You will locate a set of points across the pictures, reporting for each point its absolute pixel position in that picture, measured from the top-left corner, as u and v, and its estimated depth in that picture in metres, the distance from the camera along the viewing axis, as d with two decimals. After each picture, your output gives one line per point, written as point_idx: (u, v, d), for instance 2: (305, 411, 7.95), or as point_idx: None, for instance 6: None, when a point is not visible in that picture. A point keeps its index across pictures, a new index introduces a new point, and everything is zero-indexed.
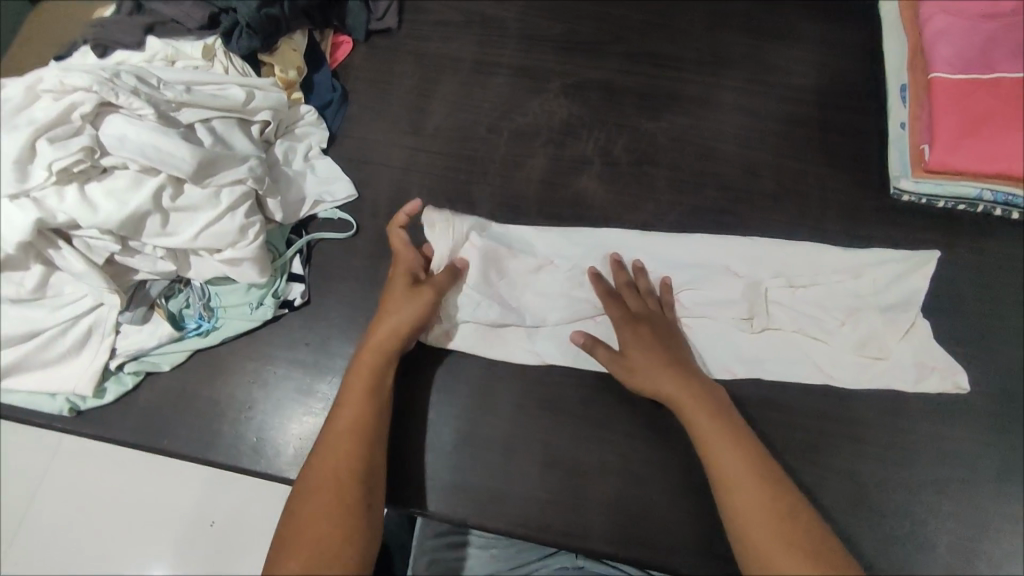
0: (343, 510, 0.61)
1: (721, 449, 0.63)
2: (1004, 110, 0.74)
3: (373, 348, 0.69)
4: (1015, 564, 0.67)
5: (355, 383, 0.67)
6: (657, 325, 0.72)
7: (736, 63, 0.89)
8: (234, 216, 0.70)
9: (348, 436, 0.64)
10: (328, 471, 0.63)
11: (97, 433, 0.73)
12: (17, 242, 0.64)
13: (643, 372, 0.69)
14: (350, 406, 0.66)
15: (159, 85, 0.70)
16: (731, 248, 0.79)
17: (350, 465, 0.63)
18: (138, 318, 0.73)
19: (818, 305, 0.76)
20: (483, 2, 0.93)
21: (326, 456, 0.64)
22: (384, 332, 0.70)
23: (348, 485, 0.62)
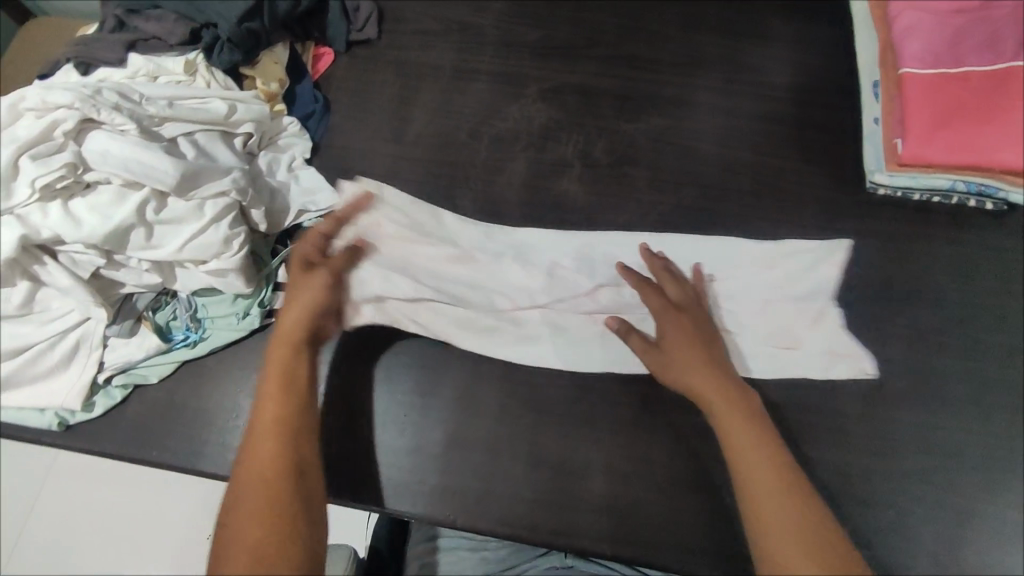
0: (277, 508, 0.60)
1: (745, 449, 0.63)
2: (973, 102, 0.76)
3: (281, 339, 0.69)
4: (999, 549, 0.68)
5: (272, 379, 0.67)
6: (695, 318, 0.73)
7: (710, 64, 0.90)
8: (218, 228, 0.70)
9: (272, 435, 0.63)
10: (256, 472, 0.62)
11: (87, 447, 0.73)
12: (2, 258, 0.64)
13: (673, 360, 0.70)
14: (269, 403, 0.65)
15: (141, 100, 0.72)
16: (710, 246, 0.80)
17: (276, 464, 0.62)
18: (126, 331, 0.74)
19: (737, 297, 0.77)
20: (461, 10, 0.94)
21: (252, 457, 0.63)
22: (286, 320, 0.70)
23: (278, 484, 0.61)
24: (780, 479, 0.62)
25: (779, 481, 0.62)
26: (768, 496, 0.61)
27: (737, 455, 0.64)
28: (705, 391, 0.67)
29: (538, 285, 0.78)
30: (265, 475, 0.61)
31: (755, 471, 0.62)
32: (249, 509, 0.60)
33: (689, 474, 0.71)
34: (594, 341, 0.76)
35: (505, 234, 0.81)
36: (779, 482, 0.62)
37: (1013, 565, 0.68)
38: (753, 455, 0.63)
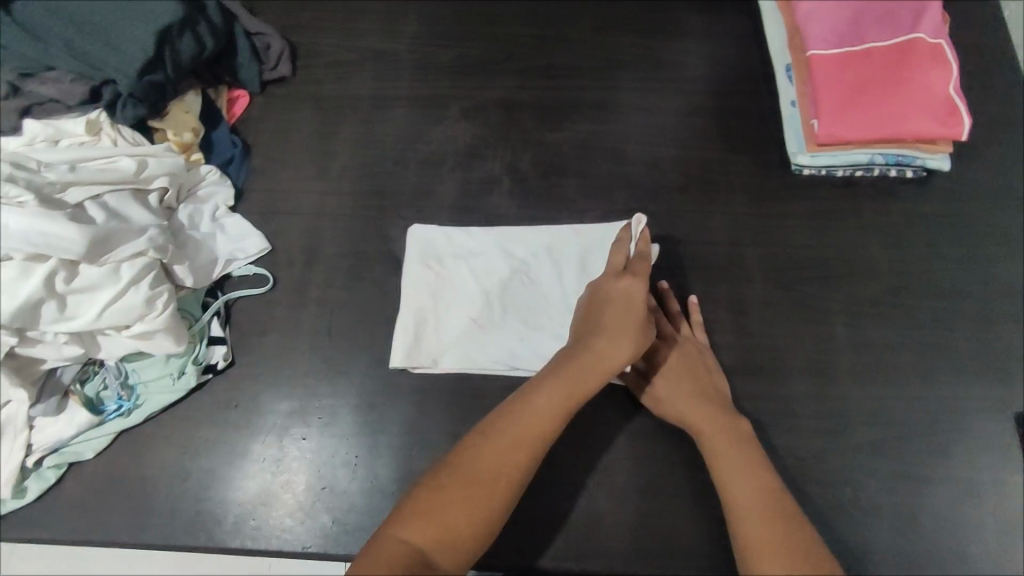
0: (489, 522, 0.56)
1: (733, 476, 0.61)
2: (879, 78, 0.77)
3: (586, 367, 0.62)
4: (955, 512, 0.69)
5: (559, 388, 0.61)
6: (686, 349, 0.71)
7: (628, 64, 0.91)
8: (138, 289, 0.68)
9: (532, 442, 0.59)
10: (499, 472, 0.57)
11: (25, 535, 0.69)
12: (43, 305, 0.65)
13: (666, 397, 0.69)
14: (547, 406, 0.60)
15: (40, 167, 0.69)
16: (492, 235, 0.80)
17: (513, 474, 0.57)
18: (53, 408, 0.70)
19: (506, 285, 0.78)
20: (375, 38, 0.93)
21: (497, 442, 0.58)
22: (602, 355, 0.63)
23: (503, 492, 0.57)
24: (763, 486, 0.59)
25: (762, 489, 0.59)
26: (750, 503, 0.58)
27: (720, 467, 0.62)
28: (688, 410, 0.67)
29: (469, 298, 0.77)
30: (495, 469, 0.57)
31: (737, 480, 0.60)
32: (465, 488, 0.56)
33: (648, 478, 0.70)
34: (519, 345, 0.75)
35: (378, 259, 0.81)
36: (762, 489, 0.59)
37: (971, 526, 0.68)
38: (734, 462, 0.62)
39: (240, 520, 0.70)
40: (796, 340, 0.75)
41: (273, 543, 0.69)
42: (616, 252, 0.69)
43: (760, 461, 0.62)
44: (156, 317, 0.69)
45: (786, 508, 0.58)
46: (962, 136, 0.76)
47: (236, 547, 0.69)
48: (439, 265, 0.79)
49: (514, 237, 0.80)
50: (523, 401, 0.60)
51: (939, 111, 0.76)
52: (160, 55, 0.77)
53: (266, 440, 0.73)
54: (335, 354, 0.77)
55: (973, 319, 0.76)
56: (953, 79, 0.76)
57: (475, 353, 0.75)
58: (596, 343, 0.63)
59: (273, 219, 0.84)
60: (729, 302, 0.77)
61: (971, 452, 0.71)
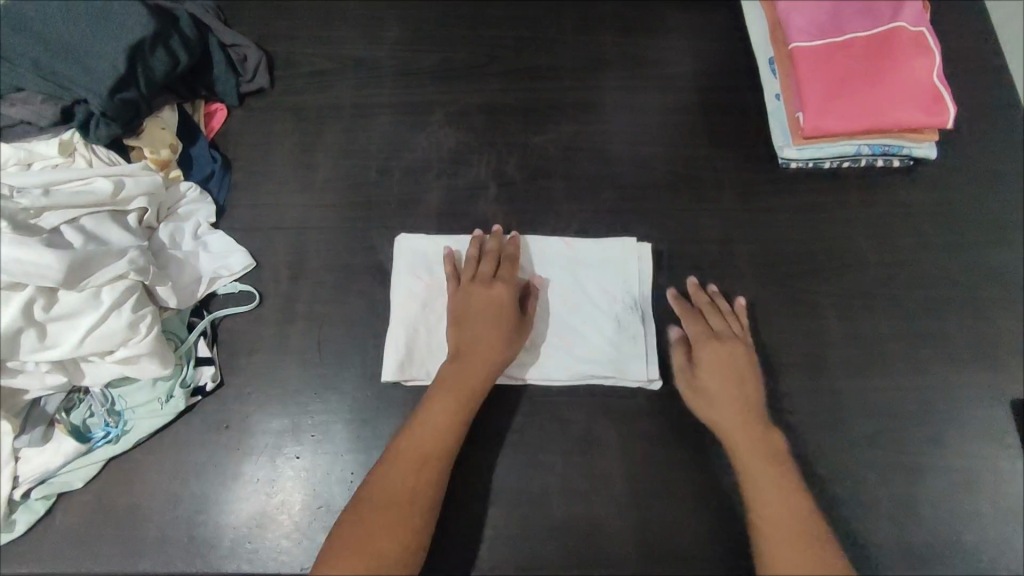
0: (409, 538, 0.59)
1: (766, 493, 0.62)
2: (862, 68, 0.77)
3: (468, 370, 0.68)
4: (955, 502, 0.69)
5: (447, 399, 0.66)
6: (734, 347, 0.71)
7: (611, 62, 0.90)
8: (120, 313, 0.67)
9: (432, 454, 0.63)
10: (408, 487, 0.62)
11: (15, 570, 0.68)
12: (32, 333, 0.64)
13: (710, 388, 0.69)
14: (439, 418, 0.65)
15: (12, 193, 0.66)
16: None
17: (421, 487, 0.62)
18: (39, 438, 0.68)
19: None
20: (354, 45, 0.92)
21: (401, 462, 0.63)
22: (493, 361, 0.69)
23: (415, 505, 0.61)
24: (792, 505, 0.61)
25: (790, 508, 0.61)
26: (778, 522, 0.61)
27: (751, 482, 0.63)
28: (723, 417, 0.67)
29: None
30: (408, 489, 0.61)
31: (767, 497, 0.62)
32: (382, 512, 0.60)
33: (646, 481, 0.70)
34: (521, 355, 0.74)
35: (365, 271, 0.80)
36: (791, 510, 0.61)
37: (970, 516, 0.68)
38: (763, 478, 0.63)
39: (235, 544, 0.69)
40: (790, 336, 0.75)
41: (270, 566, 0.68)
42: (484, 258, 0.75)
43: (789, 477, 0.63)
44: (140, 341, 0.68)
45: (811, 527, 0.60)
46: (946, 124, 0.75)
47: (232, 571, 0.68)
48: (428, 274, 0.78)
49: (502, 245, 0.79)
50: (418, 419, 0.66)
51: (924, 99, 0.75)
52: (132, 70, 0.75)
53: (259, 460, 0.72)
54: (326, 370, 0.75)
55: (965, 307, 0.76)
56: (935, 67, 0.76)
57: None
58: (484, 346, 0.69)
59: (256, 235, 0.82)
60: (722, 299, 0.77)
61: (968, 441, 0.71)
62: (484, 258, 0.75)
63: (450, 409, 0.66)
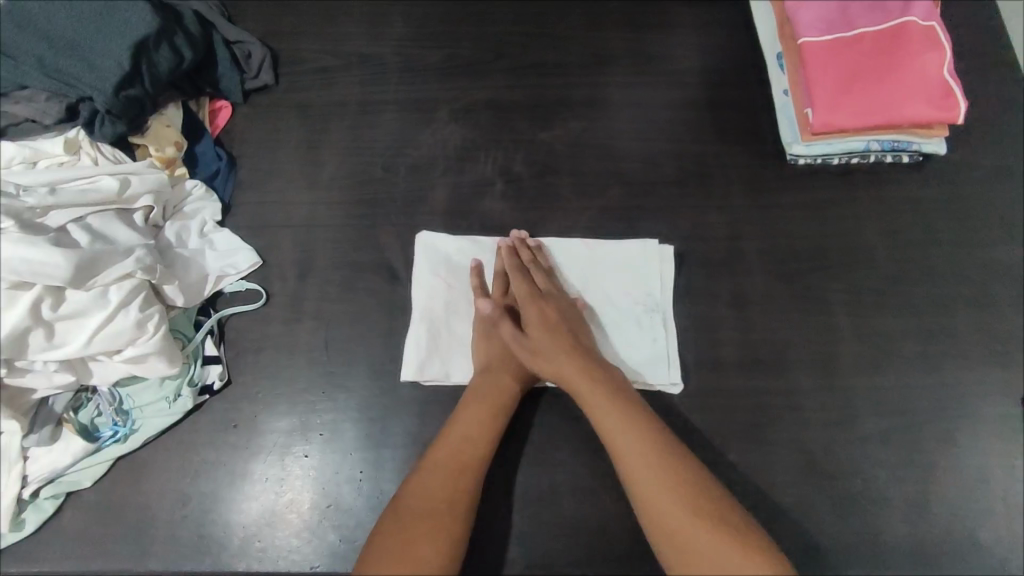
0: (451, 540, 0.60)
1: (633, 459, 0.63)
2: (872, 63, 0.77)
3: (501, 379, 0.70)
4: (965, 499, 0.69)
5: (483, 410, 0.68)
6: (560, 309, 0.73)
7: (617, 58, 0.89)
8: (128, 312, 0.67)
9: (468, 463, 0.65)
10: (445, 492, 0.62)
11: (24, 569, 0.68)
12: (39, 331, 0.64)
13: (551, 360, 0.70)
14: (474, 430, 0.67)
15: (18, 193, 0.66)
16: (490, 243, 0.80)
17: (457, 491, 0.63)
18: (47, 438, 0.68)
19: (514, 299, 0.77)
20: (359, 41, 0.91)
21: (439, 469, 0.64)
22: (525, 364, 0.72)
23: (453, 508, 0.61)
24: (663, 464, 0.62)
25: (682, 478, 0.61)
26: (652, 488, 0.61)
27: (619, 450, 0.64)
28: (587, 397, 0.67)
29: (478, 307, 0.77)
30: (447, 498, 0.62)
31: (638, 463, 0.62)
32: (421, 517, 0.60)
33: None
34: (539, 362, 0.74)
35: (372, 269, 0.79)
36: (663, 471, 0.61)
37: (981, 514, 0.68)
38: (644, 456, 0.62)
39: (245, 543, 0.69)
40: (799, 333, 0.75)
41: (280, 564, 0.68)
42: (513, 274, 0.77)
43: (666, 443, 0.63)
44: (148, 339, 0.67)
45: (700, 493, 0.60)
46: (957, 120, 0.75)
47: (242, 570, 0.68)
48: (436, 274, 0.78)
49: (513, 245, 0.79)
50: (453, 431, 0.67)
51: (934, 95, 0.75)
52: (137, 68, 0.75)
53: (268, 459, 0.72)
54: (334, 368, 0.75)
55: (974, 303, 0.76)
56: (946, 62, 0.76)
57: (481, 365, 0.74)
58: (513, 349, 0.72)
59: (262, 233, 0.82)
60: (731, 297, 0.77)
61: (978, 438, 0.71)
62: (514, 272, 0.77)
63: (484, 420, 0.67)
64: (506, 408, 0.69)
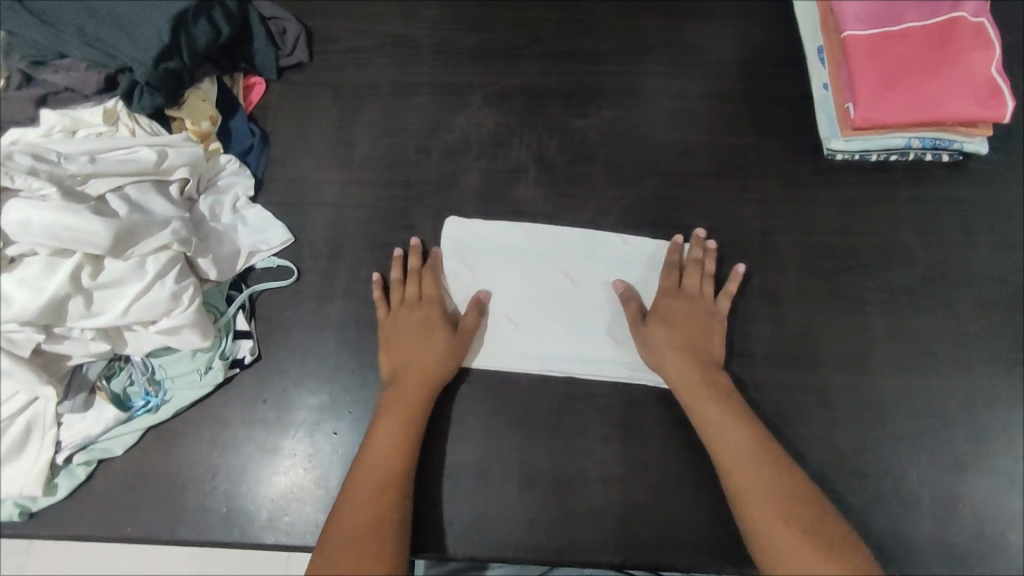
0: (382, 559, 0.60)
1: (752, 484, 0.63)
2: (918, 59, 0.75)
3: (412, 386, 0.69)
4: (994, 502, 0.68)
5: (392, 424, 0.67)
6: (695, 307, 0.74)
7: (655, 47, 0.88)
8: (164, 283, 0.67)
9: (388, 481, 0.64)
10: (366, 512, 0.62)
11: (58, 533, 0.69)
12: (77, 298, 0.64)
13: (679, 367, 0.70)
14: (387, 447, 0.66)
15: (59, 159, 0.66)
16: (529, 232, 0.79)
17: (380, 507, 0.63)
18: (80, 405, 0.69)
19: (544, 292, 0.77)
20: (394, 21, 0.90)
21: (362, 491, 0.64)
22: (428, 364, 0.70)
23: (380, 526, 0.62)
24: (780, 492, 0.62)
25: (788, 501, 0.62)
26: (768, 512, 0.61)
27: (737, 471, 0.64)
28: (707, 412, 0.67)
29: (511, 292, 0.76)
30: (374, 517, 0.62)
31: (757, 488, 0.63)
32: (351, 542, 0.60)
33: (683, 472, 0.70)
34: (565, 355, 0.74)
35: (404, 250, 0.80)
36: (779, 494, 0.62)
37: (1011, 517, 0.68)
38: (750, 478, 0.63)
39: (273, 516, 0.70)
40: (831, 330, 0.74)
41: (309, 538, 0.69)
42: (409, 281, 0.76)
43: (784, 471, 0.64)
44: (183, 309, 0.68)
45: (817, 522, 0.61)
46: (1003, 119, 0.74)
47: (270, 541, 0.69)
48: (467, 261, 0.78)
49: (550, 235, 0.79)
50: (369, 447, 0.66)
51: (980, 93, 0.74)
52: (176, 42, 0.74)
53: (297, 434, 0.72)
54: (364, 348, 0.75)
55: (1010, 306, 0.75)
56: (994, 60, 0.74)
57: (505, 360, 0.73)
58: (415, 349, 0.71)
59: (294, 211, 0.82)
60: (764, 291, 0.76)
61: (1011, 443, 0.70)
62: (408, 278, 0.76)
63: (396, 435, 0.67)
64: (417, 415, 0.68)
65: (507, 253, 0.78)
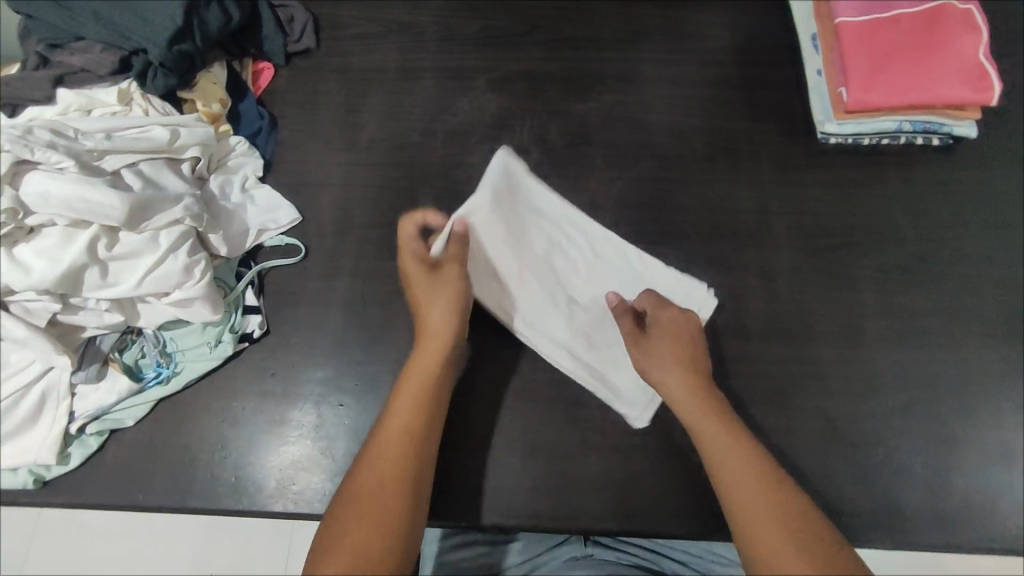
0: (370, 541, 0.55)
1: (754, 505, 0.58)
2: (907, 45, 0.78)
3: (429, 332, 0.69)
4: (982, 471, 0.71)
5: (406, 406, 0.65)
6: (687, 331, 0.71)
7: (653, 35, 0.90)
8: (177, 257, 0.69)
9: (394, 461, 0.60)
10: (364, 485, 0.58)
11: (71, 501, 0.70)
12: (93, 268, 0.66)
13: (684, 409, 0.66)
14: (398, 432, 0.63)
15: (77, 135, 0.67)
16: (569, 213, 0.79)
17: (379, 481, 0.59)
18: (94, 375, 0.70)
19: (561, 266, 0.78)
20: (398, 9, 0.93)
21: (363, 478, 0.59)
22: (430, 321, 0.69)
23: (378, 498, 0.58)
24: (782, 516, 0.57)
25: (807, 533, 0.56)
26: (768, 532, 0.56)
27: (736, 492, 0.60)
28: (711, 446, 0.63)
29: (535, 252, 0.78)
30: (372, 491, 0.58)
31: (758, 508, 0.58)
32: (360, 519, 0.56)
33: (681, 442, 0.72)
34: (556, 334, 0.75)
35: None
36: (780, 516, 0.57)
37: (1000, 485, 0.70)
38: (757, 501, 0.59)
39: (281, 484, 0.71)
40: (825, 306, 0.76)
41: (317, 505, 0.70)
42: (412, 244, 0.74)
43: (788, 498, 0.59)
44: (193, 282, 0.70)
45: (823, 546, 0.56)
46: (991, 102, 0.76)
47: (278, 509, 0.71)
48: (508, 188, 0.78)
49: (581, 223, 0.79)
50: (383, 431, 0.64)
51: (968, 76, 0.76)
52: (188, 25, 0.76)
53: (304, 407, 0.74)
54: (370, 323, 0.77)
55: (1000, 283, 0.77)
56: (980, 45, 0.77)
57: (498, 314, 0.75)
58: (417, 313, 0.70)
59: (302, 191, 0.84)
60: (759, 269, 0.78)
61: (999, 414, 0.73)
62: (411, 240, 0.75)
63: (414, 394, 0.65)
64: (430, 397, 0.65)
65: (537, 220, 0.79)
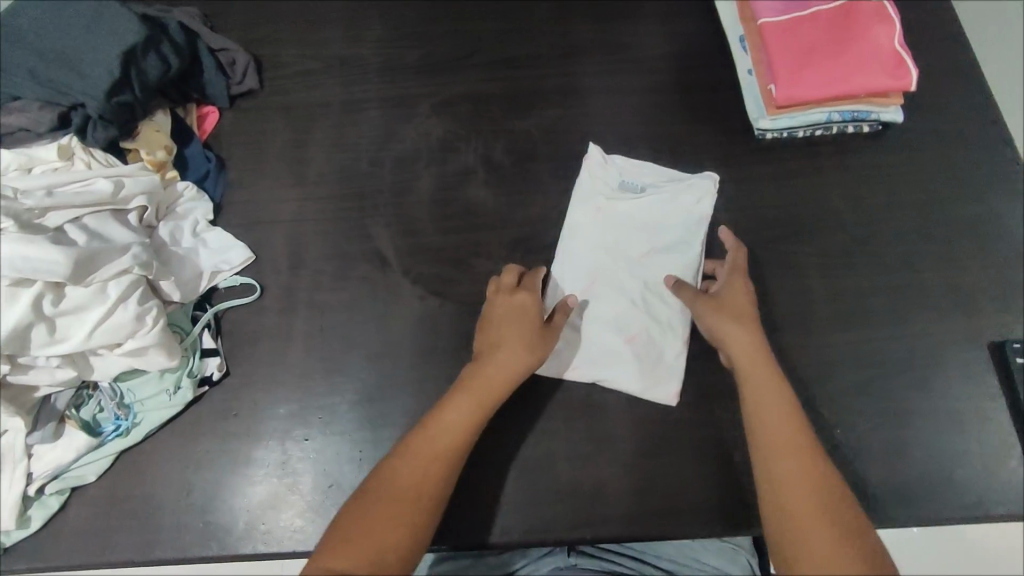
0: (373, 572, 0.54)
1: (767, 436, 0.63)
2: (826, 40, 0.81)
3: (480, 376, 0.67)
4: (940, 442, 0.72)
5: (429, 443, 0.63)
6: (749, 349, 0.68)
7: (588, 49, 0.93)
8: (127, 306, 0.68)
9: (413, 497, 0.60)
10: (381, 514, 0.58)
11: (35, 563, 0.69)
12: (40, 325, 0.65)
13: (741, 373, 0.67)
14: (413, 465, 0.61)
15: (17, 195, 0.68)
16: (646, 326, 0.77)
17: (397, 517, 0.58)
18: (50, 435, 0.69)
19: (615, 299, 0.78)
20: (338, 44, 0.94)
21: (375, 501, 0.59)
22: (496, 368, 0.67)
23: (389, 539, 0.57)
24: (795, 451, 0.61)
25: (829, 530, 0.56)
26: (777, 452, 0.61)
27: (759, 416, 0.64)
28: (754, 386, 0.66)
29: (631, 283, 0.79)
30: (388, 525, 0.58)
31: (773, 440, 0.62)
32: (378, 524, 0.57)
33: (646, 444, 0.73)
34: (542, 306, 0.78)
35: (363, 258, 0.82)
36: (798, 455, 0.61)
37: (959, 455, 0.72)
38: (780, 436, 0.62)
39: (250, 525, 0.71)
40: (775, 297, 0.78)
41: (286, 544, 0.70)
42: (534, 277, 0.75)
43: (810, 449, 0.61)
44: (146, 330, 0.69)
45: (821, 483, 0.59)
46: (909, 87, 0.79)
47: (248, 552, 0.70)
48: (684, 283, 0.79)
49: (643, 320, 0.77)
50: (402, 457, 0.62)
51: (887, 64, 0.79)
52: (127, 76, 0.76)
53: (269, 445, 0.74)
54: (329, 355, 0.77)
55: (940, 259, 0.80)
56: (895, 35, 0.80)
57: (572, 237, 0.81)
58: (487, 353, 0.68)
59: (254, 230, 0.84)
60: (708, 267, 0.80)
61: (952, 386, 0.74)
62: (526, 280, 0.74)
63: (459, 412, 0.65)
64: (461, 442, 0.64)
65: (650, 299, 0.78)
